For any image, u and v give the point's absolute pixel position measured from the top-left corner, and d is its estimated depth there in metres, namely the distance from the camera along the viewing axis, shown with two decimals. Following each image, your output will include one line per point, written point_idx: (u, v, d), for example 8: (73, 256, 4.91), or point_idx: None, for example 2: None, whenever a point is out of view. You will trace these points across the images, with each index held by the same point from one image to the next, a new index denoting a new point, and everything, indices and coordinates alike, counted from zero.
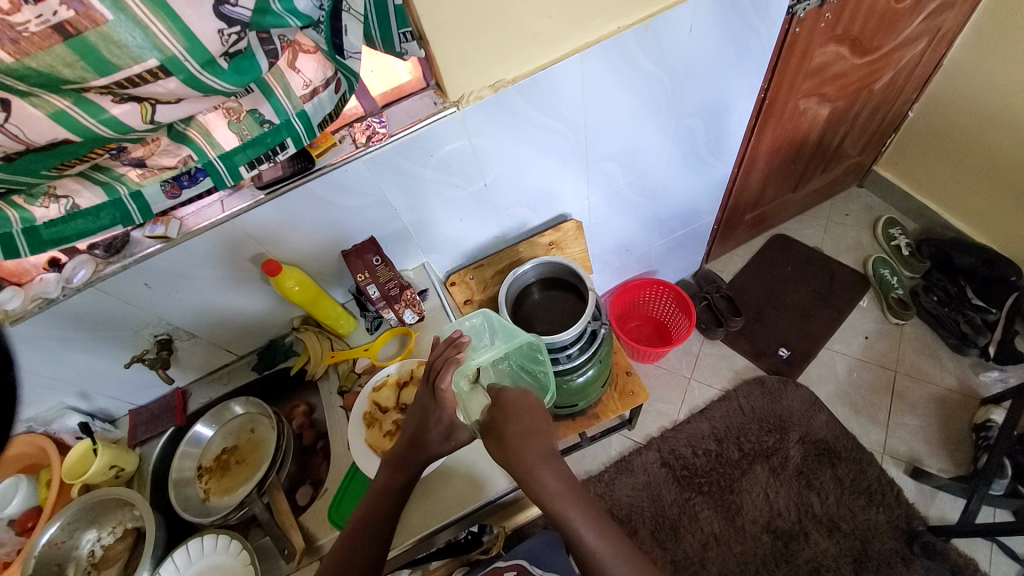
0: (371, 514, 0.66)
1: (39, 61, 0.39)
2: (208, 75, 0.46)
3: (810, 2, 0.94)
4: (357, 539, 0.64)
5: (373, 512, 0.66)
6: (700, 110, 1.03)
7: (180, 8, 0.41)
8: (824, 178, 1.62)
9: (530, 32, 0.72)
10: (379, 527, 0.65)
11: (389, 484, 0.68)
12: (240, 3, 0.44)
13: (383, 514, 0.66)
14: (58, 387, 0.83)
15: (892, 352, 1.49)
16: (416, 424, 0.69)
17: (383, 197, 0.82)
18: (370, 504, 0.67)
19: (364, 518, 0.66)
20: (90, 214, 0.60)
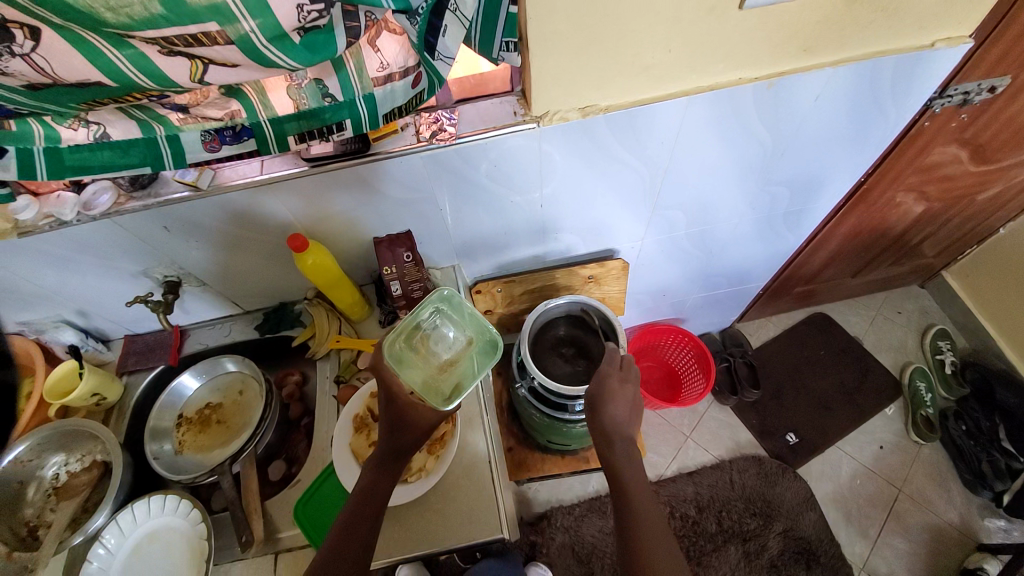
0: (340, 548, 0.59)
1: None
2: (271, 48, 0.39)
3: (951, 99, 0.83)
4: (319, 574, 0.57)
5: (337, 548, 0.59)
6: (790, 181, 0.94)
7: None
8: (889, 271, 1.51)
9: (641, 63, 0.63)
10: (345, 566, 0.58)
11: (365, 517, 0.61)
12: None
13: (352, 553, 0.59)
14: (57, 301, 0.80)
15: (902, 469, 1.41)
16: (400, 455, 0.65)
17: (431, 195, 0.76)
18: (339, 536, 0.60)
19: (332, 551, 0.59)
20: (119, 147, 0.55)
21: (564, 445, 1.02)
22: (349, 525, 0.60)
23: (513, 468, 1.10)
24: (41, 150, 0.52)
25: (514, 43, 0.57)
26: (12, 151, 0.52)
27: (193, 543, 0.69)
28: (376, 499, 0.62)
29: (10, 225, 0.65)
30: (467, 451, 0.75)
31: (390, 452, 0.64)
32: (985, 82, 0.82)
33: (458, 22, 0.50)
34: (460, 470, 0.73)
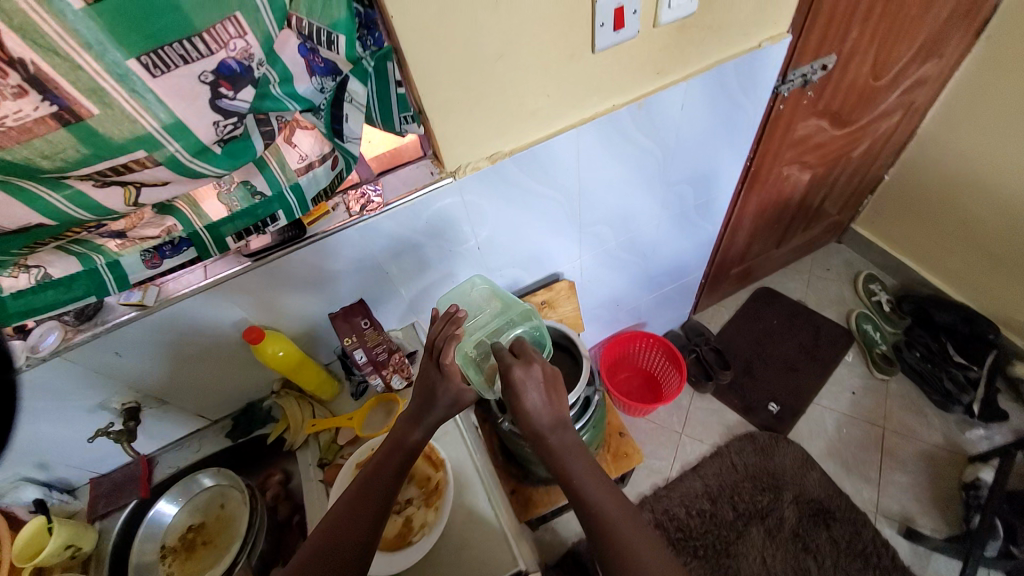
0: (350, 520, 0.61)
1: (15, 154, 0.37)
2: (197, 161, 0.44)
3: (794, 82, 0.99)
4: (341, 532, 0.61)
5: (346, 520, 0.61)
6: (691, 177, 1.07)
7: (170, 101, 0.39)
8: (804, 235, 1.67)
9: (529, 108, 0.73)
10: (353, 538, 0.60)
11: (373, 491, 0.63)
12: (238, 97, 0.41)
13: (363, 522, 0.61)
14: (12, 461, 0.76)
15: (878, 408, 1.49)
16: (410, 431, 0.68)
17: (373, 261, 0.80)
18: (348, 508, 0.62)
19: (342, 522, 0.61)
20: (62, 285, 0.57)
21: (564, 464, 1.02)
22: (370, 476, 0.65)
23: (521, 509, 1.07)
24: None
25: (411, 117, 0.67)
26: None
27: None
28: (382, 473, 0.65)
29: None
30: (465, 497, 0.75)
31: (406, 424, 0.68)
32: (817, 63, 0.98)
33: (355, 107, 0.58)
34: (463, 517, 0.73)
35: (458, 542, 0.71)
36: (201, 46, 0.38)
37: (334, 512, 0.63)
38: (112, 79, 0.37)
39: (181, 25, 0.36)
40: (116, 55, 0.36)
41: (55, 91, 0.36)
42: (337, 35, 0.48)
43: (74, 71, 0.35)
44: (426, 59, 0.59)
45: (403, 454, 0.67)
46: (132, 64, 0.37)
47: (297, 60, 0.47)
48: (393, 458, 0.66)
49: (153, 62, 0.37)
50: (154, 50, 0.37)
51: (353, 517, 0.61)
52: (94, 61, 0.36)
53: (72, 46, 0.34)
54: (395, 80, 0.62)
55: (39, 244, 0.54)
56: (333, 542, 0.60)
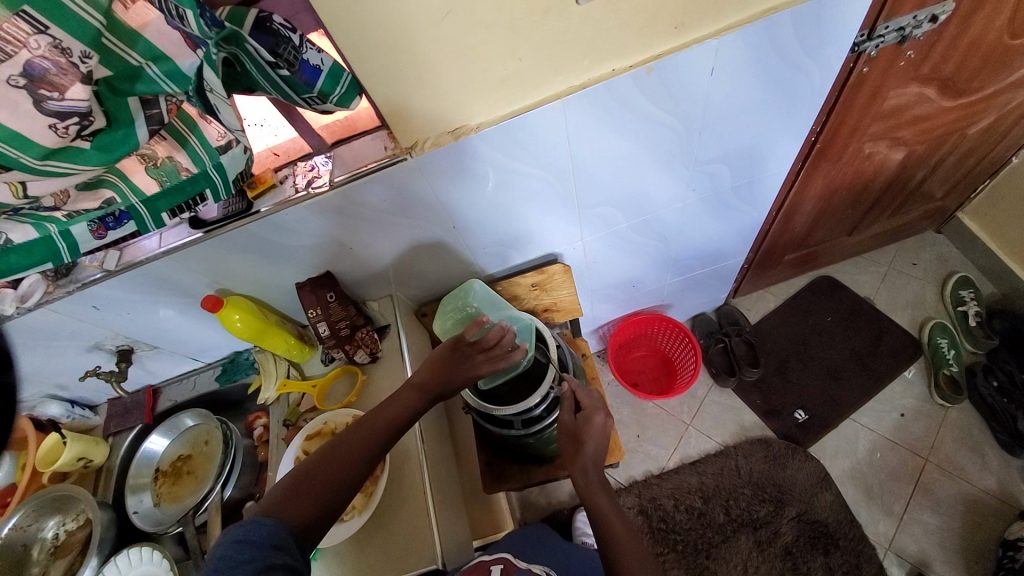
0: (347, 458, 0.61)
1: None
2: (52, 162, 0.41)
3: (885, 38, 0.74)
4: (334, 461, 0.61)
5: (339, 457, 0.61)
6: (727, 156, 0.87)
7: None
8: (889, 223, 1.38)
9: (495, 76, 0.61)
10: (343, 475, 0.60)
11: (367, 437, 0.64)
12: (68, 96, 0.37)
13: (356, 464, 0.62)
14: (36, 380, 0.89)
15: (927, 436, 1.29)
16: (416, 396, 0.68)
17: (333, 236, 0.77)
18: (343, 447, 0.62)
19: (336, 460, 0.61)
20: (21, 250, 0.56)
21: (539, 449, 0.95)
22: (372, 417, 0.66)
23: (491, 481, 1.01)
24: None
25: (321, 97, 0.54)
26: None
27: None
28: (381, 422, 0.65)
29: None
30: (405, 484, 0.75)
31: (416, 390, 0.69)
32: (922, 12, 0.73)
33: (224, 98, 0.47)
34: (396, 500, 0.74)
35: (386, 527, 0.73)
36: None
37: (325, 448, 0.62)
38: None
39: None
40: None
41: None
42: (186, 9, 0.40)
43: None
44: (349, 22, 0.50)
45: (404, 414, 0.67)
46: None
47: (169, 34, 0.40)
48: (394, 413, 0.67)
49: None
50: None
51: (348, 456, 0.62)
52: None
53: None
54: (269, 63, 0.49)
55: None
56: (323, 475, 0.60)
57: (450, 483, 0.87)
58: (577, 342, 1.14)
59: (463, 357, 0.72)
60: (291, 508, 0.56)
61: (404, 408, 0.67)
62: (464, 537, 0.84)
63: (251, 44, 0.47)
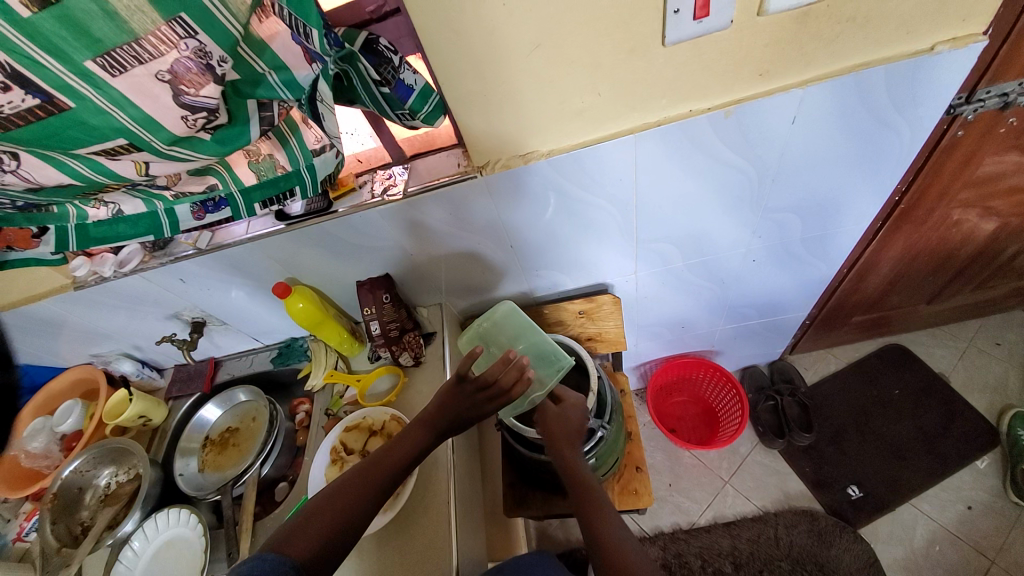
0: (350, 499, 0.61)
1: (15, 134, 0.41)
2: (176, 147, 0.47)
3: (984, 103, 0.70)
4: (334, 503, 0.60)
5: (343, 497, 0.61)
6: (797, 207, 0.84)
7: (133, 97, 0.40)
8: (975, 297, 1.27)
9: (572, 108, 0.63)
10: (345, 515, 0.60)
11: (370, 481, 0.63)
12: (202, 93, 0.43)
13: (359, 504, 0.61)
14: (118, 338, 0.98)
15: (999, 538, 1.15)
16: (421, 431, 0.67)
17: (397, 242, 0.81)
18: (347, 487, 0.62)
19: (338, 499, 0.61)
20: (130, 221, 0.63)
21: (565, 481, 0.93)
22: (376, 459, 0.66)
23: (511, 504, 0.99)
24: (72, 227, 0.62)
25: (410, 113, 0.58)
26: (51, 228, 0.62)
27: (195, 544, 0.78)
28: (386, 465, 0.65)
29: (68, 280, 0.83)
30: (431, 493, 0.76)
31: (420, 425, 0.68)
32: None
33: (331, 106, 0.52)
34: (422, 508, 0.75)
35: (407, 533, 0.74)
36: (150, 48, 0.39)
37: (330, 489, 0.62)
38: (75, 78, 0.38)
39: (125, 30, 0.37)
40: (74, 56, 0.37)
41: (34, 87, 0.38)
42: (311, 27, 0.46)
43: (40, 70, 0.37)
44: (446, 48, 0.54)
45: (409, 452, 0.66)
46: (91, 66, 0.38)
47: (292, 47, 0.45)
48: (400, 456, 0.66)
49: (109, 63, 0.38)
50: (106, 51, 0.37)
51: (352, 497, 0.61)
52: (55, 62, 0.37)
53: (30, 47, 0.36)
54: (374, 80, 0.53)
55: (108, 189, 0.58)
56: (324, 516, 0.59)
57: (473, 499, 0.87)
58: (617, 376, 1.12)
59: (462, 394, 0.68)
60: (293, 546, 0.56)
61: (409, 448, 0.66)
62: (480, 556, 0.82)
63: (361, 62, 0.52)
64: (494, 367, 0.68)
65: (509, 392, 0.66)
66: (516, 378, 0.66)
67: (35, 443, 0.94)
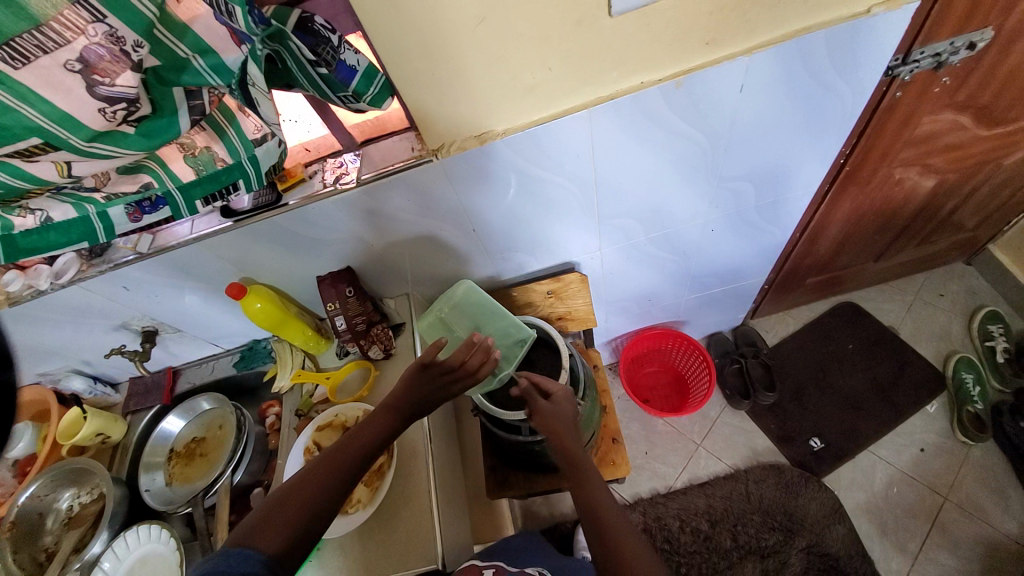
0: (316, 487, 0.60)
1: None
2: (97, 145, 0.43)
3: (920, 63, 0.73)
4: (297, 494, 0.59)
5: (308, 487, 0.60)
6: (751, 175, 0.87)
7: (42, 92, 0.37)
8: (919, 251, 1.35)
9: (524, 84, 0.62)
10: (311, 504, 0.59)
11: (335, 468, 0.62)
12: (118, 82, 0.39)
13: (323, 492, 0.60)
14: (64, 355, 0.92)
15: (947, 474, 1.25)
16: (384, 415, 0.66)
17: (355, 233, 0.79)
18: (313, 475, 0.61)
19: (305, 488, 0.60)
20: (61, 228, 0.58)
21: (544, 459, 0.94)
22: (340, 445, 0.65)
23: (493, 486, 1.00)
24: None
25: (354, 96, 0.56)
26: None
27: (170, 558, 0.76)
28: (351, 450, 0.64)
29: None
30: (410, 483, 0.76)
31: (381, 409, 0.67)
32: (960, 38, 0.71)
33: (267, 93, 0.47)
34: (402, 498, 0.75)
35: (391, 523, 0.73)
36: (54, 36, 0.35)
37: (295, 478, 0.61)
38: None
39: (24, 17, 0.33)
40: None
41: None
42: (234, 6, 0.41)
43: None
44: (386, 25, 0.52)
45: (373, 439, 0.65)
46: None
47: (216, 28, 0.42)
48: (366, 440, 0.65)
49: (10, 54, 0.34)
50: (6, 41, 0.34)
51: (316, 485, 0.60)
52: None
53: None
54: (309, 60, 0.50)
55: (31, 194, 0.53)
56: (289, 509, 0.58)
57: (454, 483, 0.87)
58: (589, 352, 1.13)
59: (426, 378, 0.68)
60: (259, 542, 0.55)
61: (376, 432, 0.65)
62: (465, 540, 0.83)
63: (293, 41, 0.49)
64: (458, 350, 0.69)
65: (475, 374, 0.69)
66: (482, 360, 0.68)
67: None
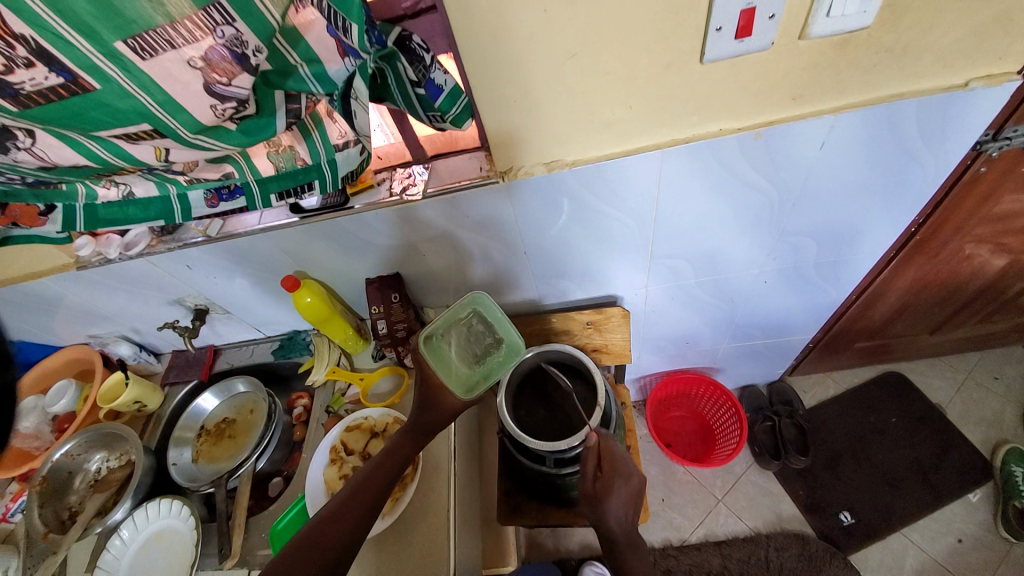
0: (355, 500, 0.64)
1: (37, 113, 0.39)
2: (200, 137, 0.46)
3: (1010, 141, 0.69)
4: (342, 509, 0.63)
5: (353, 502, 0.64)
6: (814, 232, 0.84)
7: (161, 83, 0.39)
8: (981, 330, 1.27)
9: (600, 120, 0.63)
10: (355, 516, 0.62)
11: (374, 484, 0.66)
12: (234, 83, 0.41)
13: (363, 505, 0.64)
14: (117, 321, 0.97)
15: (990, 574, 1.15)
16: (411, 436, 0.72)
17: (411, 242, 0.80)
18: (355, 492, 0.65)
19: (348, 502, 0.64)
20: (141, 205, 0.61)
21: (562, 492, 0.92)
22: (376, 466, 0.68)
23: (505, 513, 0.98)
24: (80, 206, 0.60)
25: (439, 114, 0.57)
26: (59, 207, 0.60)
27: (185, 536, 0.77)
28: (383, 472, 0.68)
29: (71, 260, 0.81)
30: (430, 496, 0.75)
31: (404, 434, 0.72)
32: None
33: (365, 105, 0.50)
34: (420, 515, 0.74)
35: (407, 537, 0.72)
36: (185, 33, 0.37)
37: (338, 499, 0.64)
38: (103, 59, 0.37)
39: (160, 13, 0.36)
40: (105, 37, 0.36)
41: (60, 65, 0.36)
42: (351, 23, 0.42)
43: (67, 47, 0.35)
44: (480, 50, 0.53)
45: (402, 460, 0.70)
46: (122, 47, 0.36)
47: (326, 40, 0.44)
48: (398, 460, 0.69)
49: (140, 46, 0.36)
50: (138, 34, 0.36)
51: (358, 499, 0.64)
52: (85, 42, 0.36)
53: (59, 23, 0.34)
54: (410, 80, 0.52)
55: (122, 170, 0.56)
56: (336, 526, 0.61)
57: (472, 503, 0.86)
58: (619, 388, 1.11)
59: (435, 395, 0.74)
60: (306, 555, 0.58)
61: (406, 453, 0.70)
62: (475, 565, 0.81)
63: (400, 61, 0.51)
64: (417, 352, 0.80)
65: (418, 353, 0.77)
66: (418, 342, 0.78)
67: (26, 423, 0.92)
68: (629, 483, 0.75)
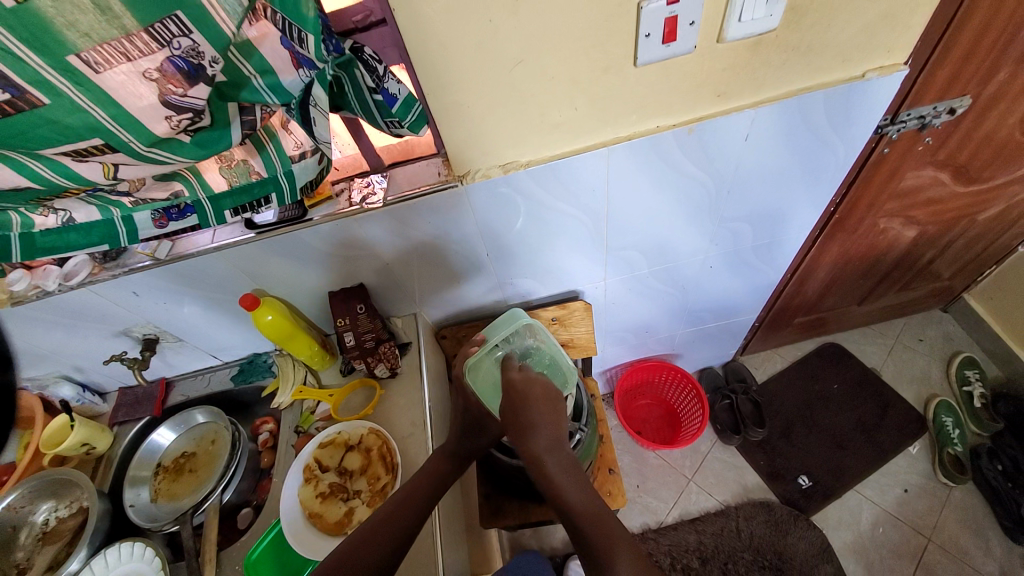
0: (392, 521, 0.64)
1: None
2: (154, 150, 0.45)
3: (907, 124, 0.80)
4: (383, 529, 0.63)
5: (391, 523, 0.64)
6: (750, 216, 0.92)
7: (117, 97, 0.39)
8: (900, 297, 1.42)
9: (550, 121, 0.66)
10: (394, 537, 0.63)
11: (410, 505, 0.67)
12: (190, 94, 0.41)
13: (400, 524, 0.64)
14: (56, 360, 0.90)
15: (931, 516, 1.27)
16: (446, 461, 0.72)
17: (374, 252, 0.81)
18: (393, 513, 0.65)
19: (384, 520, 0.64)
20: (83, 230, 0.58)
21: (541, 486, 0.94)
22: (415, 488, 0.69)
23: (487, 515, 0.98)
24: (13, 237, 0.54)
25: (397, 121, 0.58)
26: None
27: None
28: (422, 491, 0.68)
29: None
30: None
31: (443, 456, 0.73)
32: (941, 104, 0.79)
33: (324, 113, 0.51)
34: None
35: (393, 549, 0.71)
36: (141, 45, 0.37)
37: (375, 520, 0.65)
38: (55, 75, 0.36)
39: (116, 25, 0.35)
40: (58, 52, 0.35)
41: (6, 81, 0.35)
42: (307, 34, 0.45)
43: (15, 61, 0.34)
44: (433, 59, 0.55)
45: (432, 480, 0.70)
46: (75, 61, 0.36)
47: (279, 51, 0.44)
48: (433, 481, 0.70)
49: (95, 59, 0.36)
50: (93, 47, 0.36)
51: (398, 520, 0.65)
52: (35, 56, 0.35)
53: (8, 38, 0.33)
54: (369, 87, 0.54)
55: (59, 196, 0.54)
56: (377, 544, 0.62)
57: (454, 512, 0.86)
58: (588, 381, 1.15)
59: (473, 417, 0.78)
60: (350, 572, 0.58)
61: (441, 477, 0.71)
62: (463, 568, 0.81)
63: (358, 69, 0.53)
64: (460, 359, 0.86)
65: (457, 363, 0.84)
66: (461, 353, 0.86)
67: None
68: (545, 388, 0.74)
